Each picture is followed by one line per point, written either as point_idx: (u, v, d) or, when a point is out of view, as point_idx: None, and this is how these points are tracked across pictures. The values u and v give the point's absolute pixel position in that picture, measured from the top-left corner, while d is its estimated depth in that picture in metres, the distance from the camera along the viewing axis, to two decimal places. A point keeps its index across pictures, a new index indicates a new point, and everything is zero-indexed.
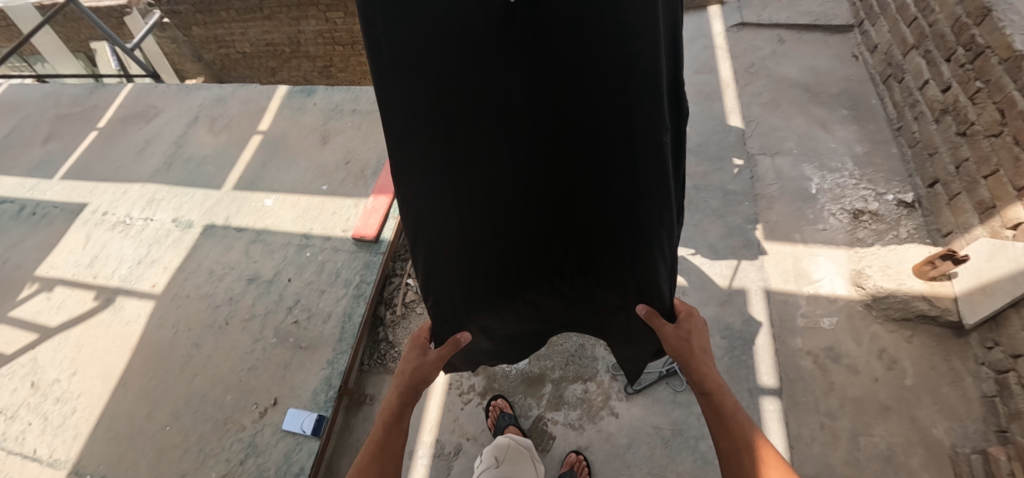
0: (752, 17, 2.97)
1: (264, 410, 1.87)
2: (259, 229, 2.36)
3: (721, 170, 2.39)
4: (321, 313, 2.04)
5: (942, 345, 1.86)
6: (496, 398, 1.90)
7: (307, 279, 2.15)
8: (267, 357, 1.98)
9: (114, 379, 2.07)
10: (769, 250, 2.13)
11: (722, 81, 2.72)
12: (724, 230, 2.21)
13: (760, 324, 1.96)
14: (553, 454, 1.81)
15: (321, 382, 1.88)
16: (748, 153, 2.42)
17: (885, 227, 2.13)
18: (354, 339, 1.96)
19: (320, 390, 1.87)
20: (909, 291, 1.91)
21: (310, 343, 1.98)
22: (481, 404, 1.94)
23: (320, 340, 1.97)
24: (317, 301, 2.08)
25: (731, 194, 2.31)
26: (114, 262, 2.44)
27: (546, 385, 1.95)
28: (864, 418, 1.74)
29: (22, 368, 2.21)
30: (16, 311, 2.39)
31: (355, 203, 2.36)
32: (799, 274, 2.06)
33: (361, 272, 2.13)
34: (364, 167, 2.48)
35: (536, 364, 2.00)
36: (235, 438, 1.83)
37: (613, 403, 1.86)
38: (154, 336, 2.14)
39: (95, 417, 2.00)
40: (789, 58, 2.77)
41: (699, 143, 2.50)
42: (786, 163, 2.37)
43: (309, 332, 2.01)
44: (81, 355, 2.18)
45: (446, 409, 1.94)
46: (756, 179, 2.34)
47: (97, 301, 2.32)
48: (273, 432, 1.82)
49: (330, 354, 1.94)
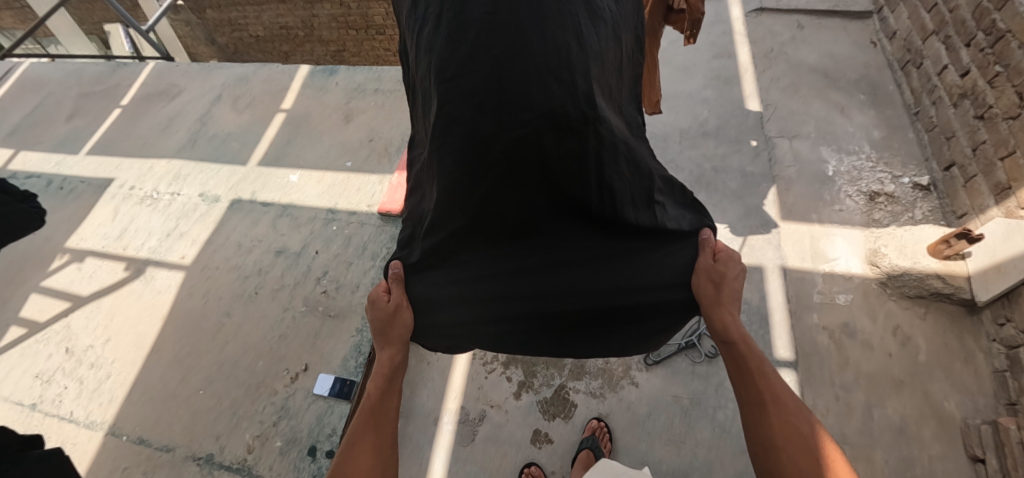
0: (771, 3, 2.99)
1: (295, 375, 1.94)
2: (285, 204, 2.42)
3: (740, 152, 2.43)
4: (349, 284, 2.10)
5: (955, 323, 1.91)
6: (530, 464, 1.79)
7: (334, 252, 2.21)
8: (296, 325, 2.04)
9: (146, 345, 2.13)
10: (787, 230, 2.18)
11: (741, 65, 2.74)
12: (743, 210, 2.25)
13: (777, 300, 2.01)
14: (574, 422, 1.88)
15: (350, 349, 1.95)
16: (766, 135, 2.46)
17: (901, 209, 2.17)
18: None
19: (349, 357, 1.94)
20: (923, 269, 1.95)
21: (339, 312, 2.04)
22: (504, 373, 2.00)
23: (349, 309, 2.04)
24: (345, 273, 2.14)
25: (749, 175, 2.35)
26: (143, 235, 2.50)
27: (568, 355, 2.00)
28: (878, 391, 1.79)
29: (56, 335, 2.27)
30: (48, 281, 2.45)
31: (380, 179, 2.41)
32: (816, 253, 2.10)
33: (387, 245, 2.19)
34: (388, 145, 2.52)
35: None
36: (267, 401, 1.90)
37: (633, 373, 1.93)
38: (185, 305, 2.21)
39: (129, 381, 2.05)
40: (808, 43, 2.79)
41: (718, 126, 2.53)
42: (804, 146, 2.40)
43: (337, 301, 2.07)
44: (113, 322, 2.24)
45: (470, 378, 2.00)
46: (775, 161, 2.37)
47: (127, 272, 2.38)
48: (304, 396, 1.89)
49: (359, 323, 2.00)
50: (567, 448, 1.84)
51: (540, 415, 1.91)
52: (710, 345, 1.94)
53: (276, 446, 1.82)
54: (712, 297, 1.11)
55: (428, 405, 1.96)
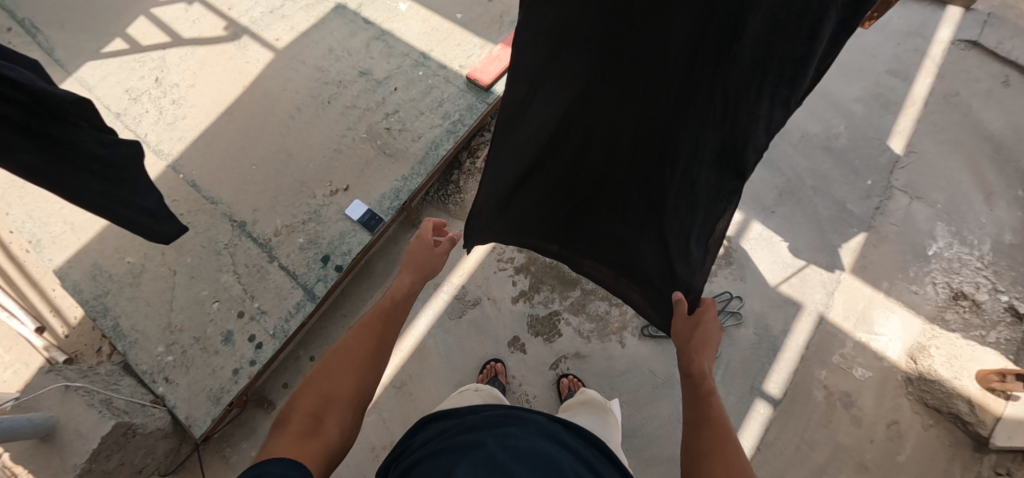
0: (995, 40, 2.42)
1: (335, 190, 2.06)
2: (385, 30, 2.37)
3: (850, 184, 2.19)
4: (412, 132, 2.14)
5: (955, 449, 1.80)
6: (495, 361, 1.93)
7: (411, 96, 2.21)
8: (352, 148, 2.13)
9: (222, 106, 2.25)
10: (848, 283, 2.03)
11: (910, 95, 2.35)
12: (816, 241, 2.10)
13: (796, 341, 1.95)
14: (552, 347, 1.99)
15: (390, 190, 2.05)
16: (888, 182, 2.19)
17: (979, 323, 1.94)
18: (431, 168, 2.08)
19: (387, 197, 2.04)
20: (959, 388, 1.83)
21: (393, 153, 2.11)
22: (511, 277, 2.09)
23: (403, 155, 2.10)
24: (413, 120, 2.16)
25: (845, 212, 2.14)
26: (250, 2, 2.52)
27: (576, 289, 2.07)
28: (838, 463, 1.79)
29: (152, 61, 2.40)
30: (158, 10, 2.53)
31: (482, 45, 2.31)
32: (863, 318, 1.98)
33: (461, 112, 2.17)
34: (504, 14, 2.38)
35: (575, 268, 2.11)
36: (305, 201, 2.05)
37: (625, 334, 2.00)
38: (265, 85, 2.29)
39: (201, 129, 2.21)
40: (1001, 104, 2.33)
41: (844, 148, 2.26)
42: (921, 211, 2.13)
43: (396, 143, 2.13)
44: (201, 72, 2.34)
45: (482, 265, 2.11)
46: (881, 212, 2.14)
47: (226, 32, 2.44)
48: (336, 211, 2.03)
49: (407, 171, 2.08)
50: (536, 364, 1.97)
51: (525, 327, 2.01)
52: None
53: (298, 240, 2.00)
54: (683, 335, 1.04)
55: None
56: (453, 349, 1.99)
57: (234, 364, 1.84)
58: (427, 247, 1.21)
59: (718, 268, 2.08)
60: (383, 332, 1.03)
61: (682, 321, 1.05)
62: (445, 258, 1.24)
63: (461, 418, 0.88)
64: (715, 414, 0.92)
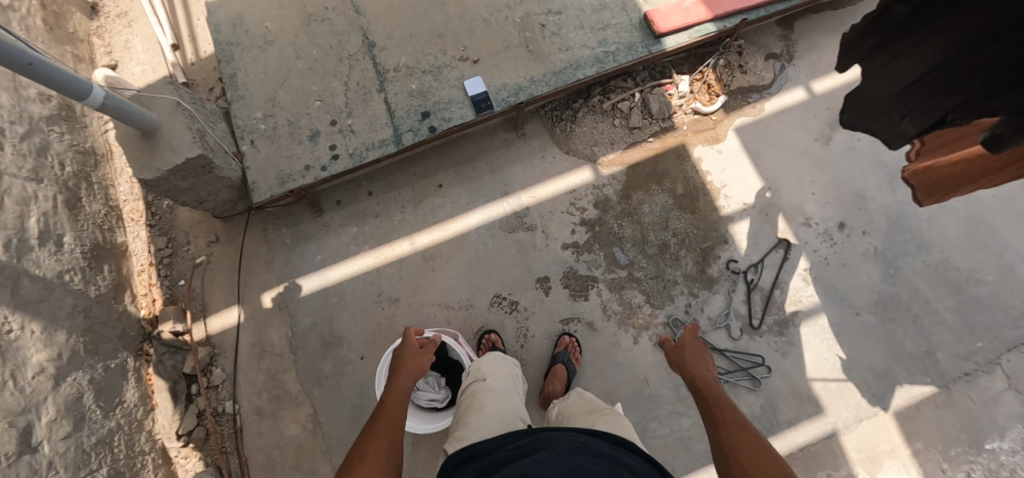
0: None
1: (464, 58, 2.04)
2: None
3: (954, 335, 1.98)
4: (563, 41, 2.04)
5: None
6: (501, 297, 2.03)
7: (581, 6, 2.09)
8: (501, 26, 2.07)
9: None
10: (882, 420, 1.91)
11: None
12: (882, 367, 1.97)
13: (794, 438, 1.90)
14: (572, 305, 2.02)
15: (513, 85, 2.00)
16: (995, 356, 1.94)
17: None
18: (562, 85, 2.00)
19: (506, 89, 2.00)
20: None
21: (535, 51, 2.03)
22: (573, 225, 2.09)
23: (543, 58, 2.02)
24: (569, 30, 2.06)
25: (929, 358, 1.97)
26: None
27: (623, 270, 2.04)
28: None
29: None
30: None
31: None
32: (874, 459, 1.87)
33: (620, 46, 2.04)
34: None
35: (634, 252, 2.07)
36: (435, 54, 2.05)
37: (643, 335, 1.99)
38: None
39: None
40: None
41: (974, 298, 2.01)
42: (1010, 403, 1.88)
43: (542, 43, 2.04)
44: None
45: (553, 200, 2.12)
46: (967, 380, 1.93)
47: None
48: (455, 78, 2.02)
49: (537, 75, 2.01)
50: (549, 311, 2.02)
51: (559, 275, 2.04)
52: None
53: (411, 86, 2.02)
54: (682, 358, 1.23)
55: (511, 182, 2.14)
56: (489, 256, 2.07)
57: (308, 161, 1.98)
58: (410, 356, 1.15)
59: (766, 330, 2.02)
60: (391, 429, 0.94)
61: (671, 355, 1.28)
62: (433, 357, 1.17)
63: (498, 443, 0.98)
64: (724, 404, 1.00)
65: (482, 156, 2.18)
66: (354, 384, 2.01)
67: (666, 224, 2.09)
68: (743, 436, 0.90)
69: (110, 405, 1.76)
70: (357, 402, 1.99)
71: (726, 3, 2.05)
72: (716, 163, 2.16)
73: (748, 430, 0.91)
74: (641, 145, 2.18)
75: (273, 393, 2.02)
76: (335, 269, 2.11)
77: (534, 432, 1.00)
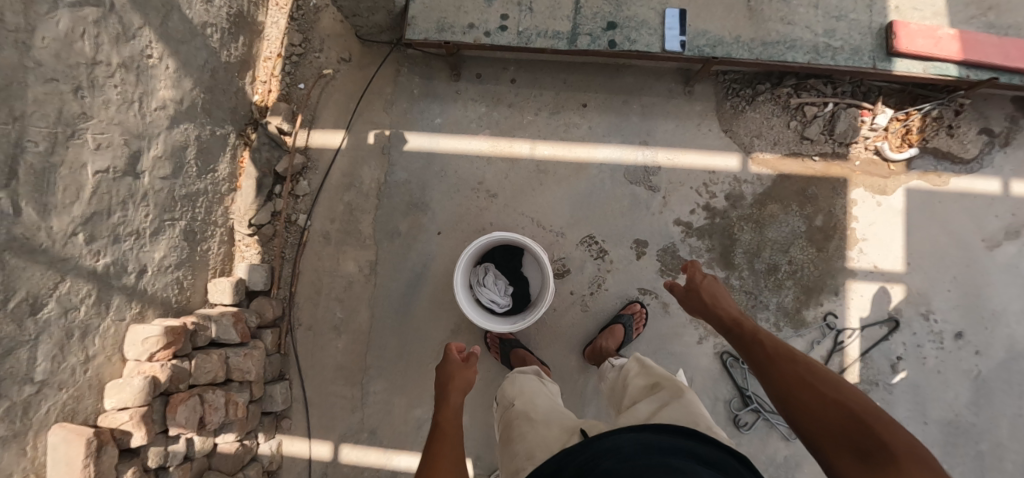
0: None
1: None
2: None
3: None
4: (788, 14, 1.82)
5: None
6: (591, 238, 1.96)
7: None
8: None
9: None
10: None
11: None
12: None
13: None
14: (655, 280, 1.93)
15: (715, 36, 1.81)
16: None
17: None
18: (764, 60, 1.80)
19: (705, 38, 1.81)
20: None
21: (754, 12, 1.82)
22: (695, 205, 1.96)
23: (758, 23, 1.81)
24: (800, 5, 1.82)
25: None
26: None
27: (721, 272, 1.93)
28: None
29: None
30: None
31: (935, 15, 1.83)
32: None
33: (844, 47, 1.81)
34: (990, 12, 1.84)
35: (741, 260, 1.94)
36: None
37: (709, 339, 1.92)
38: None
39: None
40: None
41: None
42: None
43: (765, 5, 1.82)
44: None
45: (688, 172, 1.97)
46: None
47: None
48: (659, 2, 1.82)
49: (744, 37, 1.81)
50: (632, 275, 1.94)
51: (658, 246, 1.94)
52: (748, 419, 1.88)
53: None
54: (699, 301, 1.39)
55: (655, 135, 1.99)
56: (599, 196, 1.97)
57: (475, 21, 1.84)
58: (454, 371, 1.28)
59: None
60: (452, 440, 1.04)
61: (688, 298, 1.44)
62: (476, 370, 1.32)
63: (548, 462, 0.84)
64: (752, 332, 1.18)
65: (639, 95, 2.00)
66: (421, 255, 1.99)
67: (786, 248, 1.94)
68: (776, 353, 1.06)
69: (204, 169, 1.82)
70: (416, 272, 1.99)
71: (983, 52, 1.77)
72: (869, 214, 1.97)
73: (797, 363, 1.00)
74: (802, 159, 1.99)
75: (344, 226, 2.02)
76: (448, 139, 2.03)
77: (590, 439, 0.84)
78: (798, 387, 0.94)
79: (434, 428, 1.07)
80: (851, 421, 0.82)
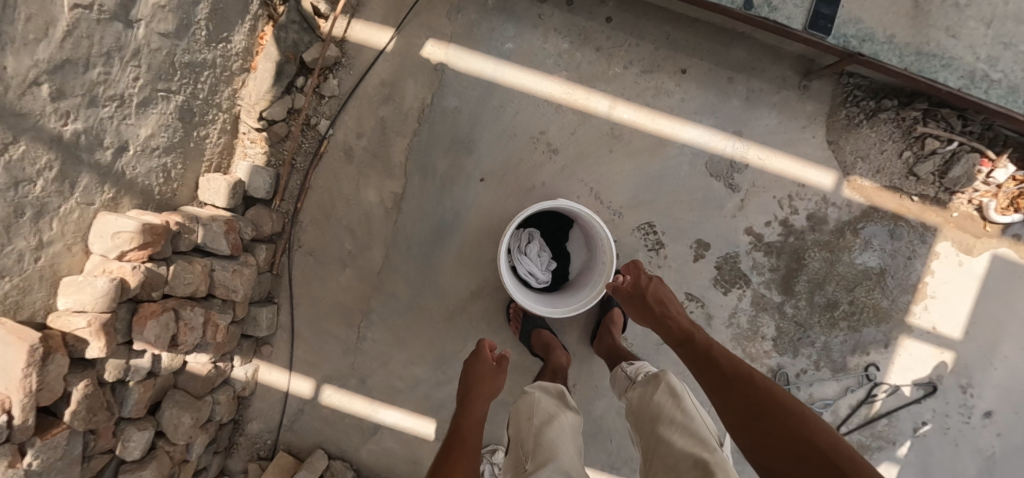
0: None
1: None
2: None
3: None
4: (956, 24, 1.51)
5: None
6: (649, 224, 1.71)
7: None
8: None
9: None
10: None
11: None
12: None
13: None
14: (707, 289, 1.72)
15: (866, 30, 1.51)
16: None
17: None
18: (910, 73, 1.52)
19: (855, 29, 1.50)
20: None
21: (919, 10, 1.51)
22: (773, 218, 1.72)
23: (920, 26, 1.51)
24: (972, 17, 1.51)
25: None
26: None
27: (778, 296, 1.74)
28: None
29: None
30: None
31: None
32: None
33: (1004, 79, 1.51)
34: None
35: (803, 289, 1.74)
36: None
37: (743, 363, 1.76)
38: None
39: None
40: None
41: None
42: None
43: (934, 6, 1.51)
44: None
45: (776, 179, 1.72)
46: None
47: None
48: None
49: (898, 40, 1.51)
50: (683, 278, 1.72)
51: (721, 254, 1.72)
52: None
53: None
54: (644, 303, 1.30)
55: (753, 127, 1.71)
56: (673, 182, 1.70)
57: None
58: (484, 371, 1.22)
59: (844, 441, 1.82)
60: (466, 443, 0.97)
61: (634, 300, 1.35)
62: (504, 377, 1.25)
63: None
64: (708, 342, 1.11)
65: (748, 74, 1.70)
66: (454, 200, 1.71)
67: (852, 287, 1.76)
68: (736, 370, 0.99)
69: (216, 37, 1.45)
70: (446, 218, 1.72)
71: None
72: (947, 272, 1.79)
73: (758, 386, 0.93)
74: (900, 196, 1.76)
75: (372, 146, 1.69)
76: (517, 71, 1.69)
77: None
78: (761, 416, 0.88)
79: (454, 431, 1.01)
80: (826, 463, 0.76)
